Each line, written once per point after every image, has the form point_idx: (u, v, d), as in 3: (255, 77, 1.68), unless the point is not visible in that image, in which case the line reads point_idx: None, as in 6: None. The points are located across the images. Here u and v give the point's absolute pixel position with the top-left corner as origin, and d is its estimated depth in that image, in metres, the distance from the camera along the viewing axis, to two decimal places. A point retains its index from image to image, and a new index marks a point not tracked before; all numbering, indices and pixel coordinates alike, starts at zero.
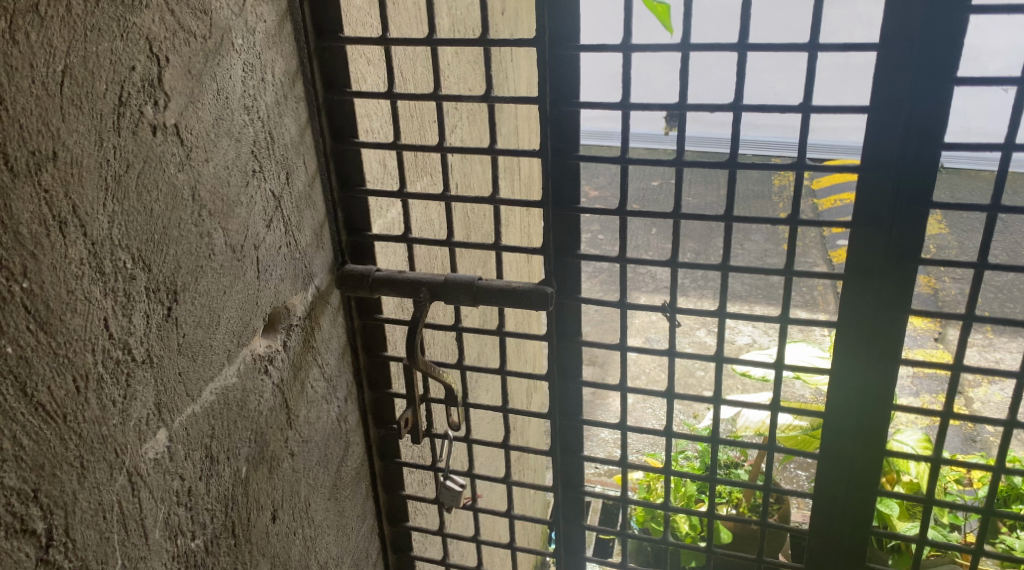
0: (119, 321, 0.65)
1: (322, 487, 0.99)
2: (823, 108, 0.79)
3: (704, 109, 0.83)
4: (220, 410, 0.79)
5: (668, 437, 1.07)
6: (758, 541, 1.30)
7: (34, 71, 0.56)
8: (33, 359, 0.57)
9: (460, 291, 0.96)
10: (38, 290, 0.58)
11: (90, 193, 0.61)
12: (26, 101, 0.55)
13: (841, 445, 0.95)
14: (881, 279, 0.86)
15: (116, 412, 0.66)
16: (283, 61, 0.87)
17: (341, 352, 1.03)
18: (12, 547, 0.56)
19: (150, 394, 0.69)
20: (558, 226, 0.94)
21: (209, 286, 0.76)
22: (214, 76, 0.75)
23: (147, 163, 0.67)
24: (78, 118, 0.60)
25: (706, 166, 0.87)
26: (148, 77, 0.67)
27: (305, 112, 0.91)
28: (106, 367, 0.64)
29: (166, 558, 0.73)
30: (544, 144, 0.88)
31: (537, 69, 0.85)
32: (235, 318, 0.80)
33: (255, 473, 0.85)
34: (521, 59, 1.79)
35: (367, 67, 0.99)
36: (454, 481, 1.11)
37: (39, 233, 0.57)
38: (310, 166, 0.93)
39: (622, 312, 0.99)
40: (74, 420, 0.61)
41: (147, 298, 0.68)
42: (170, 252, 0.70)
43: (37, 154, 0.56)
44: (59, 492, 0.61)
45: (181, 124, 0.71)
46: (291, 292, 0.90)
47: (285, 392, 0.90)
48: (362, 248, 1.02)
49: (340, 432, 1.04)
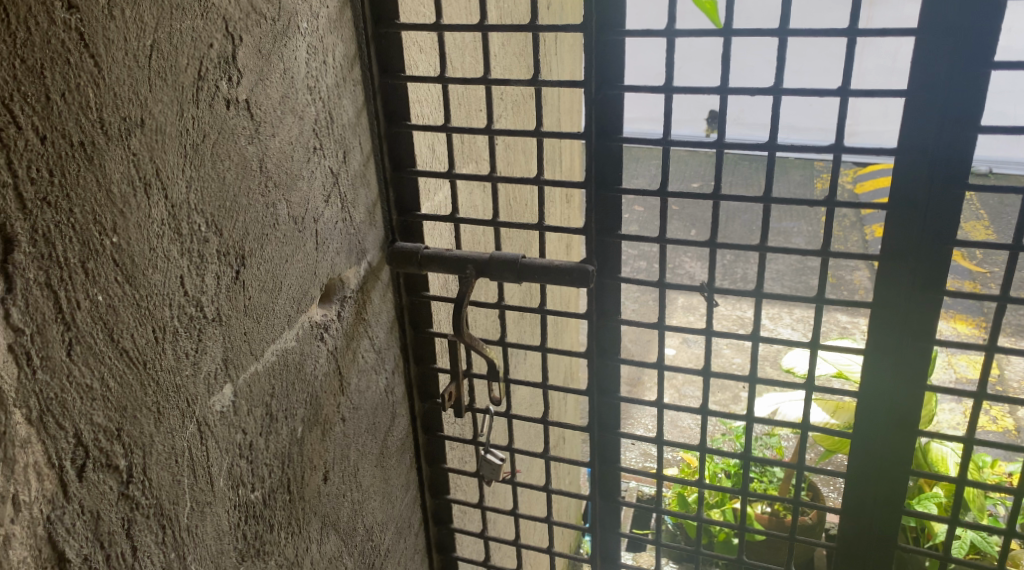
0: (194, 279, 0.70)
1: (370, 454, 1.04)
2: (861, 91, 0.81)
3: (745, 93, 0.86)
4: (280, 370, 0.84)
5: (702, 416, 1.09)
6: (791, 520, 1.32)
7: (127, 43, 0.61)
8: (119, 307, 0.63)
9: (505, 268, 1.00)
10: (125, 244, 0.63)
11: (172, 158, 0.66)
12: (120, 71, 0.61)
13: (876, 426, 0.97)
14: (914, 260, 0.88)
15: (189, 363, 0.71)
16: (343, 45, 0.92)
17: (390, 326, 1.07)
18: (97, 479, 0.62)
19: (219, 350, 0.74)
20: (601, 206, 0.97)
21: (273, 254, 0.81)
22: (282, 57, 0.80)
23: (221, 134, 0.72)
24: (163, 89, 0.65)
25: (745, 149, 0.90)
26: (224, 54, 0.72)
27: (362, 95, 0.96)
28: (182, 321, 0.69)
29: (229, 505, 0.78)
30: (589, 126, 0.92)
31: (583, 55, 0.89)
32: (296, 285, 0.85)
33: (310, 434, 0.90)
34: (566, 53, 1.83)
35: (419, 54, 1.03)
36: (494, 455, 1.15)
37: (127, 192, 0.62)
38: (365, 146, 0.98)
39: (661, 291, 1.02)
40: (153, 367, 0.66)
41: (218, 260, 0.73)
42: (240, 219, 0.75)
43: (127, 120, 0.62)
44: (139, 433, 0.66)
45: (251, 100, 0.76)
46: (345, 265, 0.95)
47: (339, 359, 0.95)
48: (412, 227, 1.07)
49: (387, 403, 1.08)
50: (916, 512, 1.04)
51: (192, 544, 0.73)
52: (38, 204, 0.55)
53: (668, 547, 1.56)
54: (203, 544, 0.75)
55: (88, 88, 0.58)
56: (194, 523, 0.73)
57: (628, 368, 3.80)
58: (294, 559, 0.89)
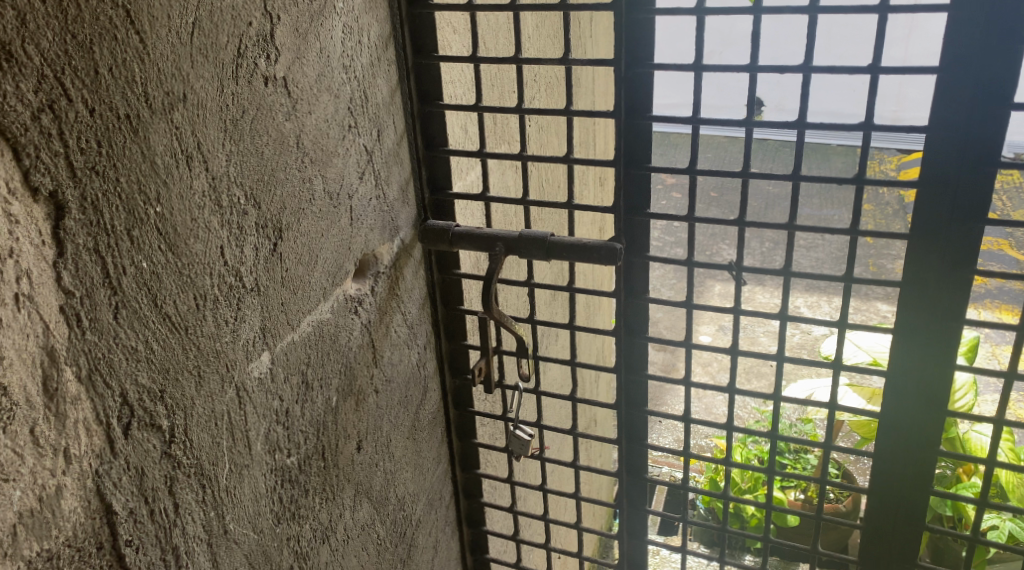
0: (233, 250, 0.73)
1: (401, 426, 1.07)
2: (892, 68, 0.81)
3: (775, 70, 0.86)
4: (316, 341, 0.87)
5: (730, 397, 1.08)
6: (818, 499, 1.32)
7: (170, 21, 0.64)
8: (162, 274, 0.66)
9: (534, 245, 1.01)
10: (168, 214, 0.65)
11: (212, 133, 0.69)
12: (164, 48, 0.63)
13: (903, 406, 0.97)
14: (945, 238, 0.87)
15: (229, 330, 0.74)
16: (378, 25, 0.94)
17: (422, 302, 1.10)
18: (141, 437, 0.65)
19: (257, 319, 0.77)
20: (629, 184, 0.98)
21: (309, 228, 0.84)
22: (318, 36, 0.83)
23: (260, 110, 0.75)
24: (204, 65, 0.68)
25: (774, 128, 0.90)
26: (262, 33, 0.74)
27: (396, 74, 0.98)
28: (222, 290, 0.72)
29: (266, 469, 0.81)
30: (618, 105, 0.93)
31: (614, 32, 0.90)
32: (331, 259, 0.88)
33: (344, 404, 0.93)
34: (600, 35, 1.84)
35: (453, 35, 1.05)
36: (523, 431, 1.17)
37: (170, 164, 0.65)
38: (399, 126, 1.00)
39: (690, 270, 1.01)
40: (194, 333, 0.69)
41: (258, 232, 0.76)
42: (277, 193, 0.78)
43: (170, 95, 0.64)
44: (181, 395, 0.69)
45: (289, 77, 0.79)
46: (379, 242, 0.98)
47: (372, 333, 0.98)
48: (444, 206, 1.09)
49: (418, 377, 1.11)
50: (944, 492, 1.03)
51: (230, 504, 0.76)
52: (87, 173, 0.58)
53: (697, 527, 1.56)
54: (241, 505, 0.78)
55: (133, 63, 0.61)
56: (232, 485, 0.76)
57: (664, 355, 3.81)
58: (328, 524, 0.92)
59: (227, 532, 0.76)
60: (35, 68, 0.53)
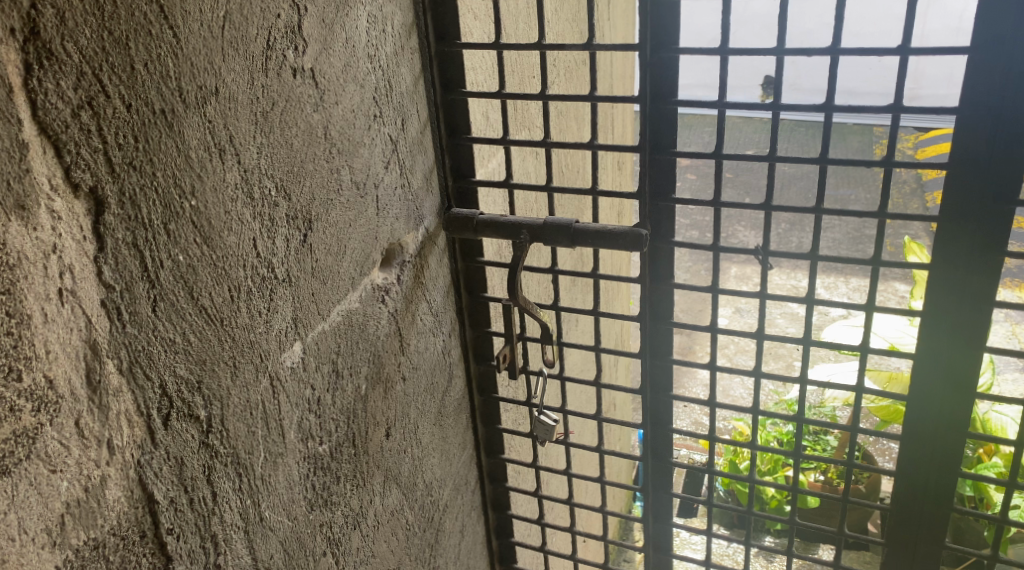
0: (265, 241, 0.74)
1: (428, 413, 1.08)
2: (922, 49, 0.80)
3: (802, 53, 0.85)
4: (345, 330, 0.88)
5: (756, 379, 1.07)
6: (844, 481, 1.31)
7: (202, 15, 0.64)
8: (198, 267, 0.66)
9: (559, 232, 1.01)
10: (202, 207, 0.66)
11: (244, 126, 0.70)
12: (196, 42, 0.64)
13: (931, 390, 0.97)
14: (975, 221, 0.87)
15: (262, 321, 0.75)
16: (401, 14, 0.94)
17: (446, 290, 1.11)
18: (181, 428, 0.66)
19: (289, 309, 0.78)
20: (654, 169, 0.97)
21: (338, 218, 0.84)
22: (343, 26, 0.83)
23: (289, 102, 0.75)
24: (234, 58, 0.68)
25: (800, 111, 0.89)
26: (291, 25, 0.74)
27: (419, 62, 0.98)
28: (255, 281, 0.73)
29: (299, 458, 0.82)
30: (643, 90, 0.92)
31: (639, 15, 0.90)
32: (359, 249, 0.89)
33: (373, 391, 0.94)
34: (617, 18, 1.83)
35: (474, 21, 1.05)
36: (547, 416, 1.18)
37: (203, 157, 0.66)
38: (422, 114, 1.01)
39: (716, 255, 1.01)
40: (229, 324, 0.70)
41: (288, 223, 0.77)
42: (306, 184, 0.79)
43: (203, 89, 0.65)
44: (217, 386, 0.70)
45: (317, 68, 0.79)
46: (404, 231, 0.98)
47: (399, 321, 0.99)
48: (467, 193, 1.09)
49: (444, 364, 1.12)
50: (972, 474, 1.03)
51: (265, 492, 0.77)
52: (124, 168, 0.59)
53: (720, 509, 1.56)
54: (276, 493, 0.79)
55: (167, 58, 0.61)
56: (267, 473, 0.78)
57: (682, 338, 3.82)
58: (359, 510, 0.94)
59: (263, 520, 0.77)
60: (75, 66, 0.54)
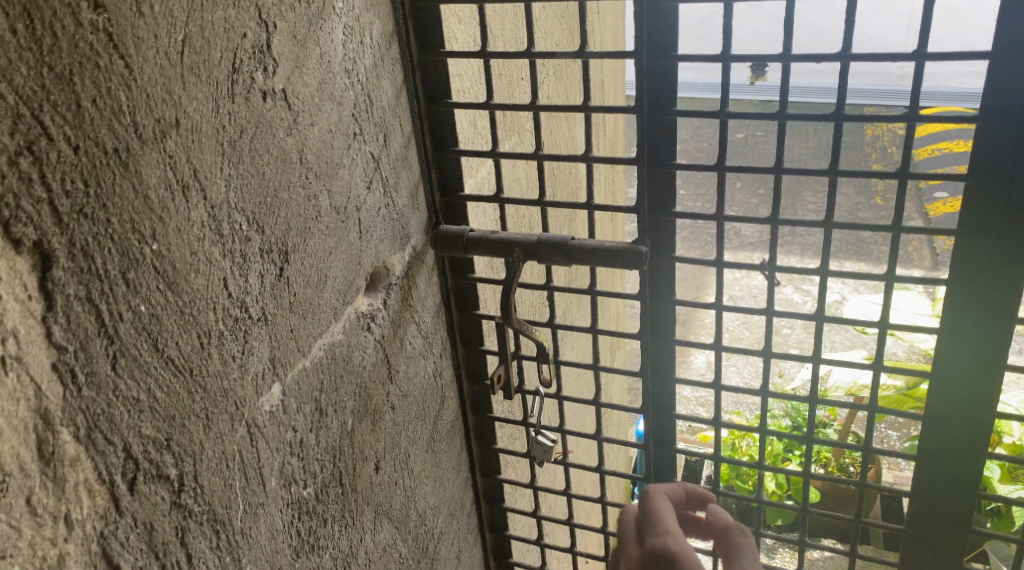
0: (237, 280, 0.68)
1: (420, 440, 1.03)
2: (939, 54, 0.75)
3: (810, 58, 0.80)
4: (328, 364, 0.82)
5: (762, 398, 1.02)
6: (858, 503, 1.20)
7: (157, 40, 0.58)
8: (163, 317, 0.61)
9: (553, 250, 0.96)
10: (165, 251, 0.60)
11: (209, 158, 0.64)
12: (152, 71, 0.58)
13: (948, 407, 0.92)
14: (995, 235, 0.82)
15: (236, 366, 0.69)
16: (380, 23, 0.88)
17: (436, 310, 1.05)
18: (149, 490, 0.61)
19: (266, 350, 0.73)
20: (653, 183, 0.92)
21: (316, 247, 0.79)
22: (318, 41, 0.77)
23: (259, 128, 0.69)
24: (197, 86, 0.62)
25: (808, 119, 0.83)
26: (258, 44, 0.68)
27: (401, 73, 0.93)
28: (227, 324, 0.68)
29: (281, 505, 0.77)
30: (640, 100, 0.87)
31: (634, 20, 0.84)
32: (341, 277, 0.83)
33: (360, 425, 0.89)
34: (607, 10, 1.77)
35: (458, 25, 0.99)
36: (545, 436, 1.13)
37: (165, 197, 0.60)
38: (406, 128, 0.95)
39: (720, 271, 0.95)
40: (199, 374, 0.65)
41: (262, 258, 0.71)
42: (281, 215, 0.73)
43: (162, 122, 0.59)
44: (188, 441, 0.64)
45: (289, 88, 0.73)
46: (390, 252, 0.93)
47: (386, 348, 0.93)
48: (456, 208, 1.03)
49: (435, 387, 1.07)
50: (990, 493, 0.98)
51: (247, 546, 0.72)
52: (74, 217, 0.53)
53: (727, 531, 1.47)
54: (258, 546, 0.74)
55: (119, 92, 0.55)
56: (247, 526, 0.72)
57: None
58: (348, 551, 0.89)
59: None
60: (11, 108, 0.48)
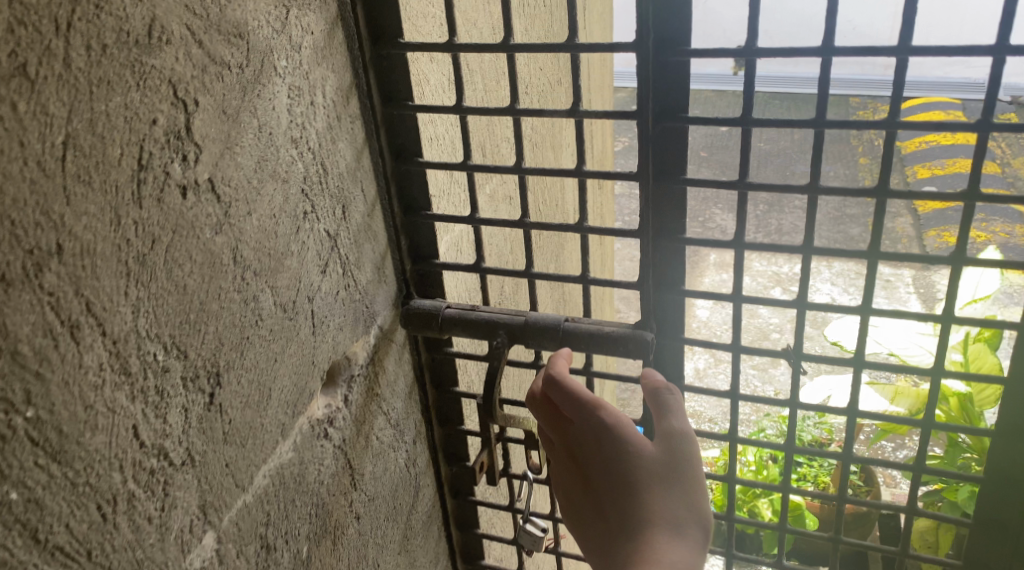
0: (152, 424, 0.55)
1: (391, 542, 0.90)
2: (1008, 125, 0.62)
3: (848, 126, 0.67)
4: (276, 491, 0.69)
5: (782, 493, 0.90)
6: None
7: (24, 149, 0.44)
8: (46, 498, 0.47)
9: (544, 334, 0.83)
10: (47, 414, 0.47)
11: (108, 283, 0.50)
12: (17, 189, 0.44)
13: (1004, 515, 0.80)
14: None
15: (153, 528, 0.56)
16: (335, 76, 0.74)
17: (408, 392, 0.92)
18: None
19: (194, 497, 0.59)
20: (659, 258, 0.79)
21: (257, 359, 0.65)
22: (255, 111, 0.63)
23: (177, 233, 0.55)
24: (87, 196, 0.48)
25: (843, 193, 0.71)
26: (174, 128, 0.55)
27: (361, 131, 0.79)
28: (139, 482, 0.54)
29: None
30: (644, 167, 0.73)
31: (637, 75, 0.70)
32: (290, 387, 0.70)
33: (317, 549, 0.76)
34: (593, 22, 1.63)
35: (430, 67, 0.85)
36: (534, 526, 1.00)
37: (43, 347, 0.46)
38: (369, 193, 0.81)
39: (735, 357, 0.82)
40: (101, 554, 0.51)
41: (186, 390, 0.57)
42: (210, 331, 0.59)
43: (35, 253, 0.45)
44: None
45: (217, 176, 0.59)
46: (351, 341, 0.79)
47: (349, 452, 0.80)
48: (430, 278, 0.90)
49: (408, 478, 0.94)
50: None
51: None
52: None
53: None
54: None
55: None
56: None
57: None
58: None
59: None
60: None
